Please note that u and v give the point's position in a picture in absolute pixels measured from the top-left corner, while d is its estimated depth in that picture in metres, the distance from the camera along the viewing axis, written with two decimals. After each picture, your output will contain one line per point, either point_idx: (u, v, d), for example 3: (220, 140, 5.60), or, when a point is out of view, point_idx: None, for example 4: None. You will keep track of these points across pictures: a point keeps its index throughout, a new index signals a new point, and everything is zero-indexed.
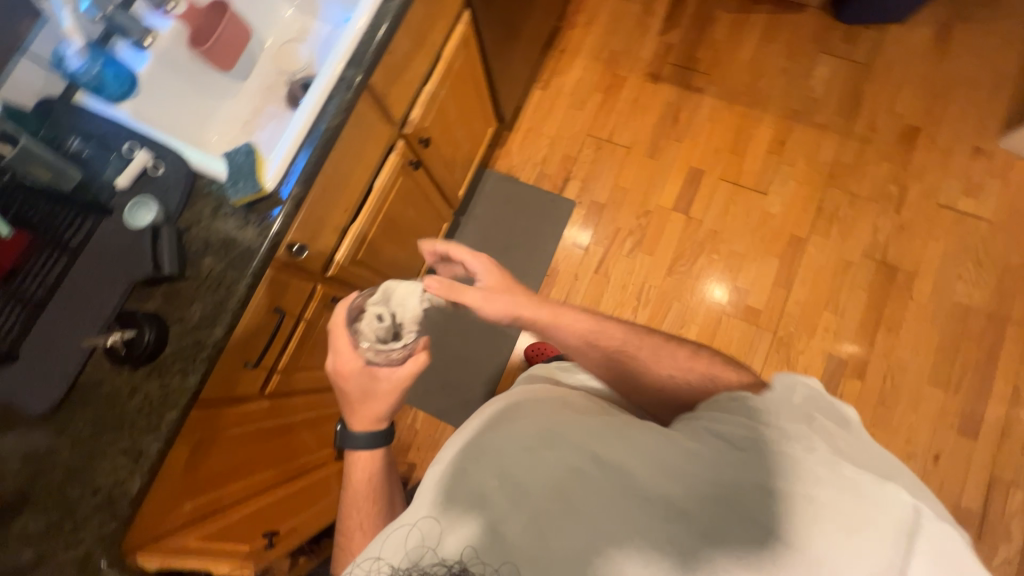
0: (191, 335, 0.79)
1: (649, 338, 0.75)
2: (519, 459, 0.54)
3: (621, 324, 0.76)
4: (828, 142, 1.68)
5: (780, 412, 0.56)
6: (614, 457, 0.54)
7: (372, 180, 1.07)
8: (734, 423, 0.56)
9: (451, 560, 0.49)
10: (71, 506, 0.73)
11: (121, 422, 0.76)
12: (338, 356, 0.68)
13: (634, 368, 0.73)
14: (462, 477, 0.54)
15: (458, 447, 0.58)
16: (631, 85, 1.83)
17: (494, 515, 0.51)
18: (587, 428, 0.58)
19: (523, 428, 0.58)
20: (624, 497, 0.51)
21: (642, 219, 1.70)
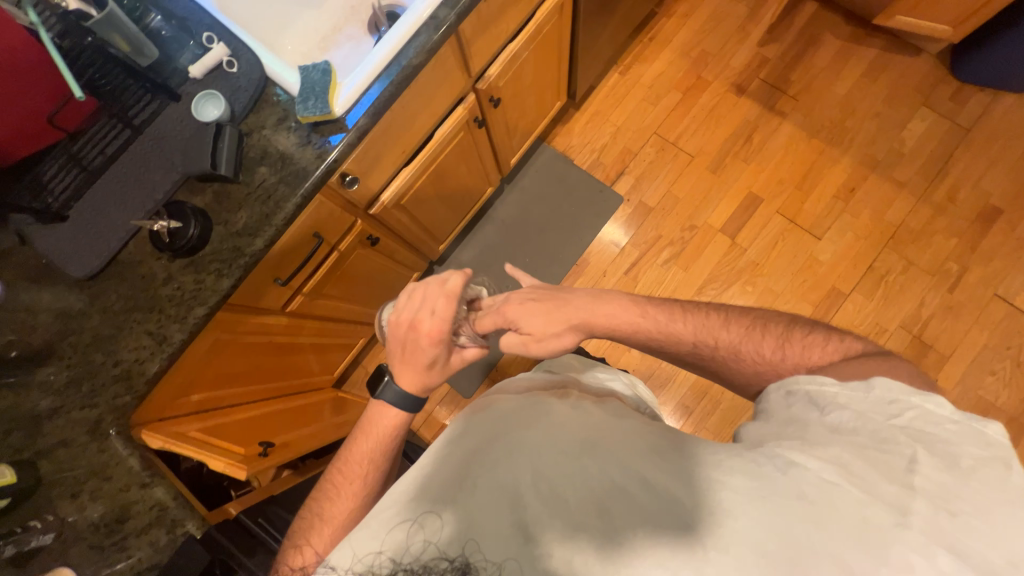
0: (232, 240, 0.80)
1: (723, 330, 0.66)
2: (548, 463, 0.49)
3: (691, 318, 0.68)
4: (900, 201, 1.60)
5: (881, 459, 0.45)
6: (658, 484, 0.47)
7: (434, 128, 1.04)
8: (822, 461, 0.46)
9: (455, 558, 0.46)
10: (92, 370, 0.77)
11: (151, 305, 0.78)
12: (434, 316, 0.66)
13: (712, 365, 0.67)
14: (482, 473, 0.49)
15: (481, 435, 0.53)
16: (712, 92, 1.74)
17: (522, 518, 0.46)
18: (635, 444, 0.51)
19: (558, 429, 0.52)
20: (662, 533, 0.44)
21: (685, 232, 1.65)
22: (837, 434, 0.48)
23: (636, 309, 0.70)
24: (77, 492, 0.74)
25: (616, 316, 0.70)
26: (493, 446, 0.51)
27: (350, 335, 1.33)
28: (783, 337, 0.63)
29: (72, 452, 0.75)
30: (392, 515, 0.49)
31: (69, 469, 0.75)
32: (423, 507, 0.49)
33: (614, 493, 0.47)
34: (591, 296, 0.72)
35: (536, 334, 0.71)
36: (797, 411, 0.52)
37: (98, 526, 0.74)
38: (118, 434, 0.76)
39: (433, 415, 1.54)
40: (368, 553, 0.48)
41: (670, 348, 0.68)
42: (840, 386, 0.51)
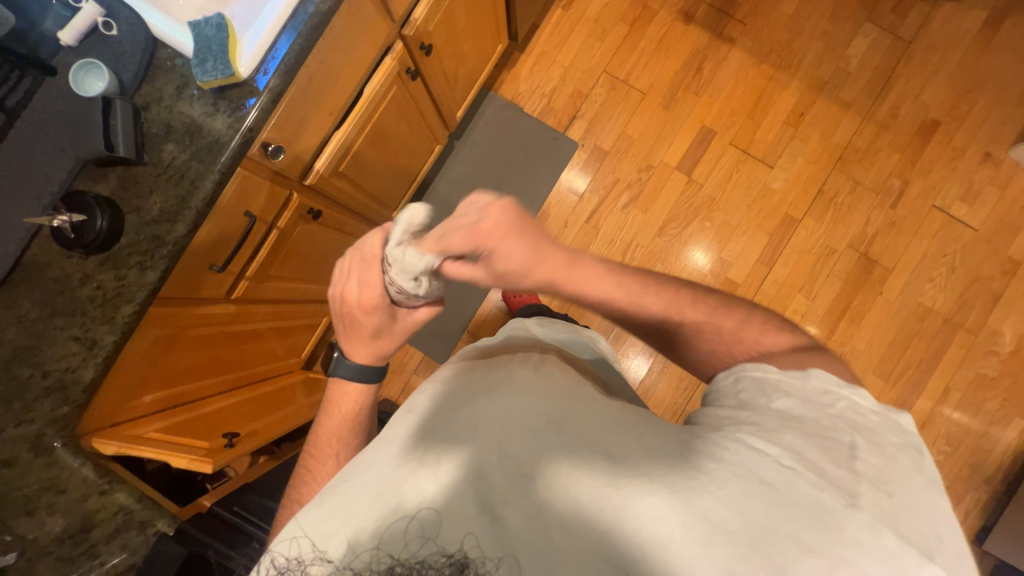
0: (150, 229, 0.73)
1: (690, 308, 0.64)
2: (517, 444, 0.48)
3: (663, 290, 0.64)
4: (846, 122, 1.61)
5: (825, 446, 0.49)
6: (625, 455, 0.47)
7: (363, 84, 0.96)
8: (776, 445, 0.48)
9: (453, 553, 0.45)
10: (18, 385, 0.70)
11: (73, 309, 0.72)
12: (360, 285, 0.67)
13: (672, 340, 0.66)
14: (445, 449, 0.49)
15: (445, 417, 0.51)
16: (659, 21, 1.66)
17: (486, 495, 0.46)
18: (602, 419, 0.51)
19: (525, 408, 0.50)
20: (634, 502, 0.45)
21: (642, 173, 1.63)
22: (784, 418, 0.52)
23: (614, 276, 0.61)
24: (32, 510, 0.71)
25: (591, 286, 0.60)
26: (454, 421, 0.51)
27: (311, 316, 1.29)
28: (743, 322, 0.64)
29: (15, 473, 0.69)
30: (355, 503, 0.48)
31: (15, 490, 0.69)
32: (392, 496, 0.47)
33: (584, 467, 0.47)
34: (569, 254, 0.60)
35: (502, 276, 0.59)
36: (746, 396, 0.56)
37: (63, 539, 0.72)
38: (64, 446, 0.71)
39: (410, 384, 1.55)
40: (339, 548, 0.46)
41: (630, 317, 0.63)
42: (780, 374, 0.56)
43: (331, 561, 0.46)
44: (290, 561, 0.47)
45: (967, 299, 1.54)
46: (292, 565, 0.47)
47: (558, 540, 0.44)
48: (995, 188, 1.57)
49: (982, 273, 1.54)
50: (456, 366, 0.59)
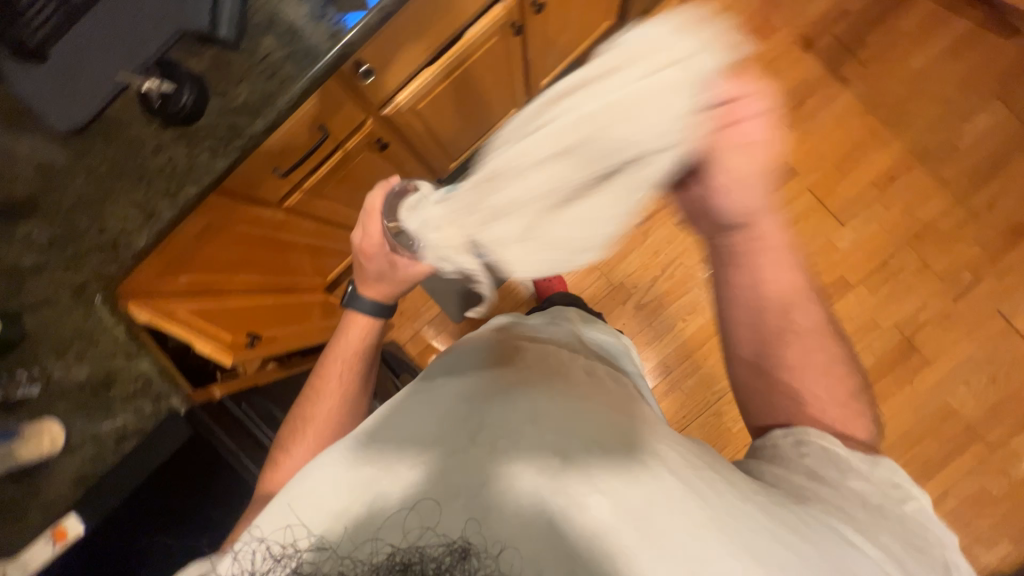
0: (230, 118, 0.72)
1: (821, 350, 0.63)
2: (522, 435, 0.43)
3: (812, 319, 0.64)
4: (936, 199, 1.52)
5: (913, 551, 0.45)
6: (699, 493, 0.41)
7: (466, 26, 0.92)
8: (867, 544, 0.44)
9: (453, 539, 0.35)
10: (77, 234, 0.73)
11: (140, 175, 0.73)
12: (361, 235, 0.67)
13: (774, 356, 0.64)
14: (495, 441, 0.43)
15: (447, 406, 0.49)
16: (776, 41, 1.56)
17: (536, 501, 0.39)
18: (671, 446, 0.46)
19: (537, 401, 0.47)
20: (658, 522, 0.39)
21: None
22: (866, 509, 0.47)
23: (790, 272, 0.62)
24: (64, 352, 0.74)
25: (767, 265, 0.61)
26: (504, 413, 0.46)
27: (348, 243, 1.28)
28: (852, 396, 0.62)
29: (56, 313, 0.74)
30: (378, 492, 0.41)
31: (55, 327, 0.74)
32: (431, 480, 0.41)
33: (655, 495, 0.40)
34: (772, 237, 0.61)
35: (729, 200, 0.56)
36: (816, 468, 0.52)
37: (84, 387, 0.74)
38: (103, 302, 0.75)
39: (420, 333, 1.60)
40: (337, 531, 0.39)
41: (755, 297, 0.63)
42: (851, 454, 0.53)
43: (330, 548, 0.37)
44: (286, 551, 0.38)
45: (995, 412, 1.48)
46: (285, 556, 0.38)
47: (574, 544, 0.37)
48: None
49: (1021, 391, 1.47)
50: (505, 359, 0.54)
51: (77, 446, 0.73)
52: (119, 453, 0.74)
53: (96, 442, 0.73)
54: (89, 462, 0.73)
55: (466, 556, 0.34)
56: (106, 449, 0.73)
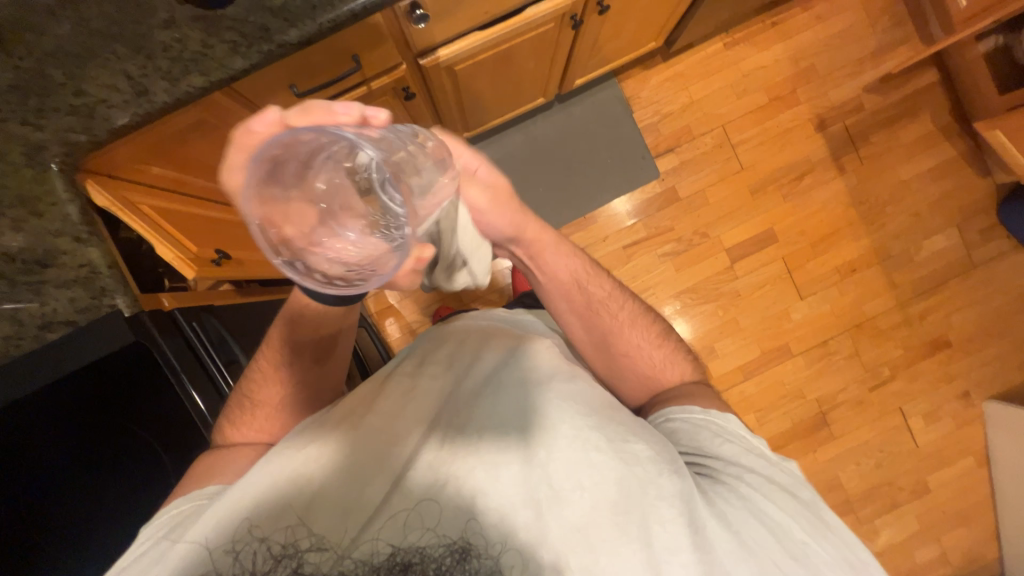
0: (260, 15, 0.64)
1: (651, 346, 0.77)
2: (477, 427, 0.56)
3: (638, 309, 0.80)
4: (882, 298, 1.66)
5: (767, 490, 0.58)
6: (628, 454, 0.55)
7: (530, 4, 0.87)
8: (731, 501, 0.56)
9: (453, 540, 0.47)
10: (45, 86, 0.64)
11: (139, 46, 0.64)
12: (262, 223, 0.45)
13: (607, 354, 0.76)
14: (457, 432, 0.55)
15: (410, 411, 0.58)
16: (796, 113, 1.63)
17: (499, 479, 0.51)
18: (603, 416, 0.58)
19: (488, 411, 0.57)
20: (589, 509, 0.51)
21: (696, 236, 1.63)
22: (736, 468, 0.60)
23: (609, 285, 0.80)
24: None
25: (593, 283, 0.79)
26: (463, 413, 0.58)
27: None
28: (671, 356, 0.77)
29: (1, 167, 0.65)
30: (355, 487, 0.51)
31: None
32: (407, 475, 0.52)
33: (596, 465, 0.53)
34: (592, 269, 0.80)
35: (558, 258, 0.79)
36: (700, 441, 0.63)
37: (13, 258, 0.65)
38: (60, 171, 0.67)
39: (382, 292, 1.56)
40: (336, 525, 0.48)
41: (571, 292, 0.78)
42: (703, 415, 0.65)
43: (329, 548, 0.47)
44: (287, 550, 0.47)
45: (872, 495, 1.63)
46: (288, 553, 0.46)
47: (533, 523, 0.50)
48: (952, 423, 1.65)
49: (896, 482, 1.63)
50: (469, 358, 0.65)
51: None
52: (40, 342, 0.66)
53: (13, 322, 0.65)
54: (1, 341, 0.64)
55: (466, 558, 0.46)
56: (25, 331, 0.65)
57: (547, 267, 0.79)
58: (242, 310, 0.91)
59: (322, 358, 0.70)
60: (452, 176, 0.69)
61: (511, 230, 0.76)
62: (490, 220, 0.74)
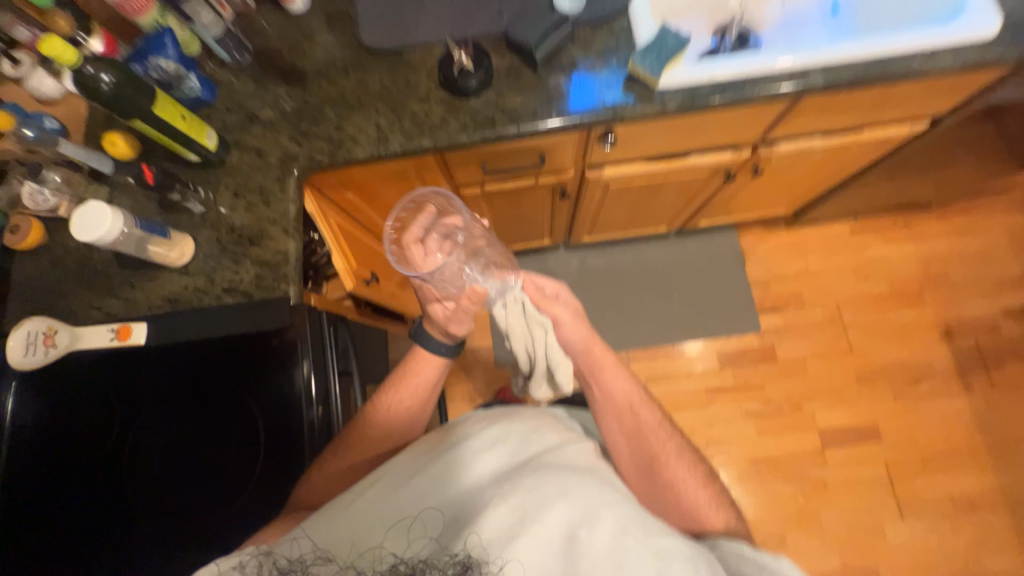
0: (492, 111, 0.80)
1: (698, 491, 0.71)
2: (503, 485, 0.58)
3: (686, 445, 0.76)
4: (1008, 553, 1.38)
5: None
6: (658, 548, 0.54)
7: (696, 153, 0.99)
8: None
9: (459, 555, 0.50)
10: (317, 118, 0.82)
11: (395, 109, 0.81)
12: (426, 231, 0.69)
13: (649, 490, 0.72)
14: (485, 487, 0.59)
15: (448, 458, 0.64)
16: (919, 313, 1.57)
17: (512, 536, 0.52)
18: (631, 510, 0.58)
19: (519, 476, 0.59)
20: None
21: (786, 404, 1.53)
22: None
23: (659, 419, 0.76)
24: (239, 195, 0.80)
25: (643, 412, 0.76)
26: (495, 475, 0.61)
27: None
28: (717, 498, 0.71)
29: (258, 162, 0.81)
30: (377, 513, 0.56)
31: (246, 172, 0.81)
32: (427, 518, 0.56)
33: (618, 547, 0.52)
34: (644, 397, 0.77)
35: (615, 383, 0.77)
36: (737, 569, 0.59)
37: (233, 231, 0.78)
38: (297, 178, 0.81)
39: (457, 353, 1.61)
40: (346, 549, 0.54)
41: (622, 420, 0.76)
42: (749, 551, 0.62)
43: (336, 561, 0.52)
44: (292, 563, 0.52)
45: None
46: (293, 566, 0.52)
47: None
48: None
49: None
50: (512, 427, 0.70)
51: (194, 272, 0.77)
52: (215, 302, 0.76)
53: (207, 279, 0.77)
54: (191, 291, 0.76)
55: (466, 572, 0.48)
56: (212, 289, 0.76)
57: (601, 384, 0.77)
58: (360, 328, 0.99)
59: (415, 414, 0.77)
60: (543, 298, 0.74)
61: (583, 347, 0.76)
62: (566, 335, 0.75)
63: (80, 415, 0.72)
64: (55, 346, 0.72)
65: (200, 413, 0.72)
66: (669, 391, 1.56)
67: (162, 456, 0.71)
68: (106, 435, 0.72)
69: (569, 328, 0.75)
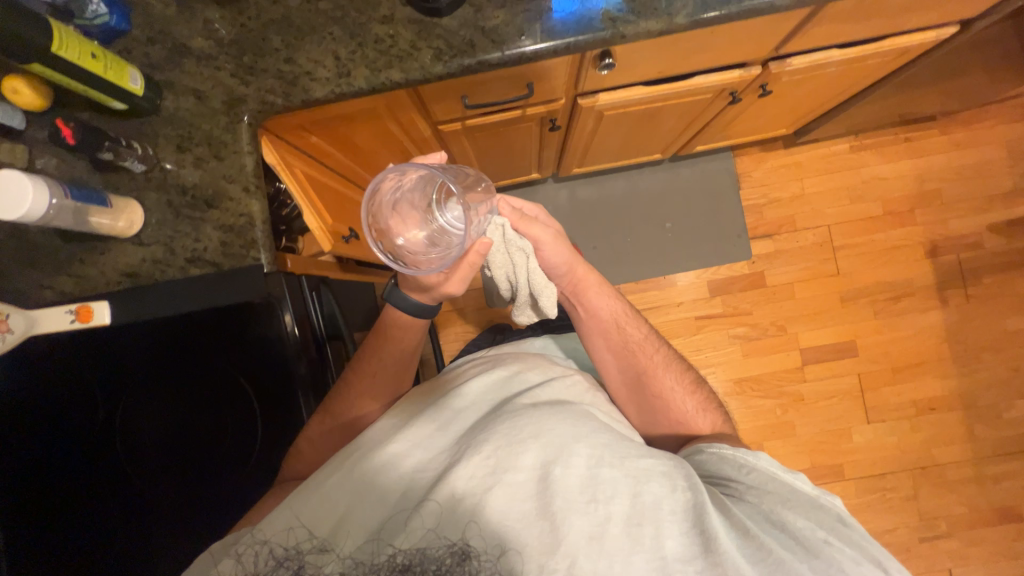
0: (471, 32, 0.68)
1: (685, 396, 0.75)
2: (478, 436, 0.56)
3: (673, 356, 0.79)
4: (956, 447, 1.54)
5: (789, 502, 0.54)
6: (636, 468, 0.54)
7: (701, 71, 0.88)
8: (748, 515, 0.53)
9: (455, 542, 0.46)
10: (262, 47, 0.69)
11: (355, 34, 0.68)
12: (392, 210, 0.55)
13: (641, 400, 0.76)
14: (463, 445, 0.57)
15: (422, 420, 0.61)
16: (908, 232, 1.57)
17: (493, 484, 0.50)
18: (609, 438, 0.57)
19: (493, 427, 0.57)
20: (598, 522, 0.49)
21: (772, 327, 1.58)
22: (752, 489, 0.56)
23: (646, 334, 0.79)
24: (184, 149, 0.69)
25: (630, 328, 0.78)
26: (471, 429, 0.59)
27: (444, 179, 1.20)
28: (705, 403, 0.75)
29: (200, 107, 0.69)
30: (355, 483, 0.53)
31: (188, 120, 0.69)
32: (406, 486, 0.53)
33: (598, 476, 0.52)
34: (630, 313, 0.79)
35: (601, 303, 0.78)
36: (719, 470, 0.60)
37: (185, 192, 0.69)
38: (249, 125, 0.70)
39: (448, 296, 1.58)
40: (327, 528, 0.50)
41: (610, 340, 0.77)
42: (732, 450, 0.61)
43: (332, 552, 0.48)
44: (289, 552, 0.48)
45: None
46: (291, 559, 0.47)
47: (531, 530, 0.48)
48: None
49: None
50: (486, 383, 0.68)
51: (150, 242, 0.69)
52: (180, 274, 0.69)
53: (166, 248, 0.69)
54: (151, 263, 0.69)
55: (466, 561, 0.44)
56: (173, 260, 0.69)
57: (587, 304, 0.78)
58: (345, 287, 0.93)
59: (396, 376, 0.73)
60: (522, 218, 0.69)
61: (568, 270, 0.75)
62: (549, 258, 0.72)
63: (45, 415, 0.68)
64: (12, 332, 0.64)
65: (184, 387, 0.70)
66: (659, 321, 1.58)
67: (151, 431, 0.69)
68: (85, 418, 0.69)
69: (548, 253, 0.71)
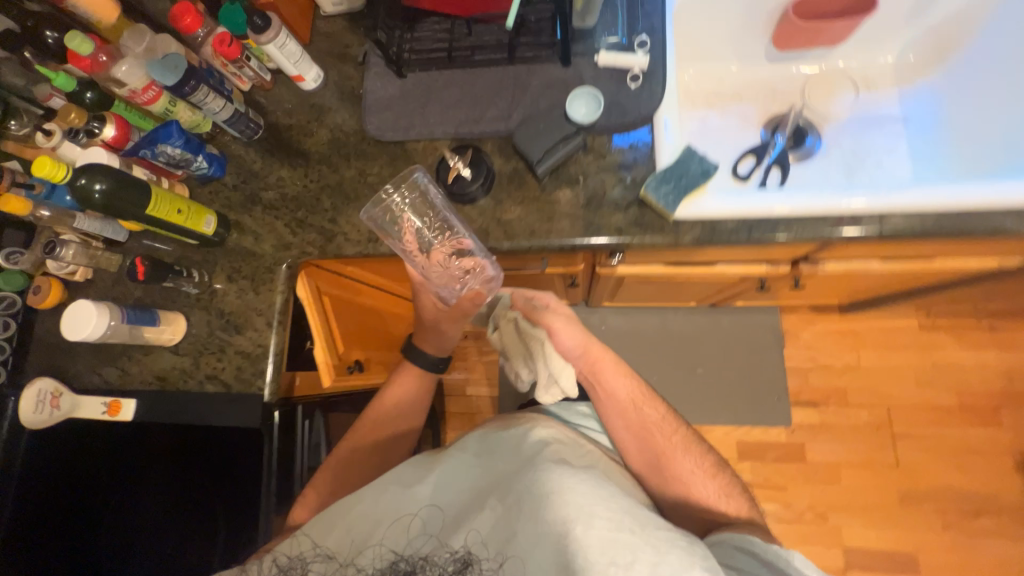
0: (488, 221, 0.74)
1: (707, 480, 0.70)
2: (501, 479, 0.58)
3: (693, 435, 0.74)
4: None
5: None
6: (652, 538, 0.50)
7: (724, 261, 0.88)
8: None
9: (456, 552, 0.50)
10: (314, 206, 0.81)
11: None
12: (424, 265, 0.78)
13: (658, 486, 0.71)
14: (485, 484, 0.59)
15: (452, 456, 0.65)
16: (990, 434, 1.35)
17: (502, 525, 0.52)
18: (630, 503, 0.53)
19: (515, 472, 0.58)
20: None
21: (809, 512, 1.37)
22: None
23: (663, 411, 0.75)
24: (232, 279, 0.81)
25: (647, 406, 0.74)
26: (496, 470, 0.61)
27: None
28: (730, 488, 0.69)
29: (254, 247, 0.82)
30: (378, 503, 0.59)
31: (242, 256, 0.82)
32: (424, 511, 0.57)
33: (610, 539, 0.49)
34: (647, 389, 0.76)
35: (616, 382, 0.75)
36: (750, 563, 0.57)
37: (223, 316, 0.79)
38: (287, 268, 0.80)
39: None
40: (347, 545, 0.55)
41: (624, 425, 0.73)
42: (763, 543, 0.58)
43: (336, 558, 0.54)
44: (292, 561, 0.54)
45: None
46: (294, 564, 0.54)
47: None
48: None
49: None
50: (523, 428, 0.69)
51: (182, 353, 0.79)
52: (197, 387, 0.77)
53: (193, 362, 0.78)
54: (178, 372, 0.78)
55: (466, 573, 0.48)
56: (195, 373, 0.78)
57: (604, 383, 0.75)
58: None
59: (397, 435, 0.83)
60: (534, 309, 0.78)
61: (581, 350, 0.76)
62: (563, 339, 0.76)
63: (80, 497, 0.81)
64: (59, 408, 0.77)
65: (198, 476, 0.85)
66: None
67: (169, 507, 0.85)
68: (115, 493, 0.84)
69: (562, 335, 0.76)
